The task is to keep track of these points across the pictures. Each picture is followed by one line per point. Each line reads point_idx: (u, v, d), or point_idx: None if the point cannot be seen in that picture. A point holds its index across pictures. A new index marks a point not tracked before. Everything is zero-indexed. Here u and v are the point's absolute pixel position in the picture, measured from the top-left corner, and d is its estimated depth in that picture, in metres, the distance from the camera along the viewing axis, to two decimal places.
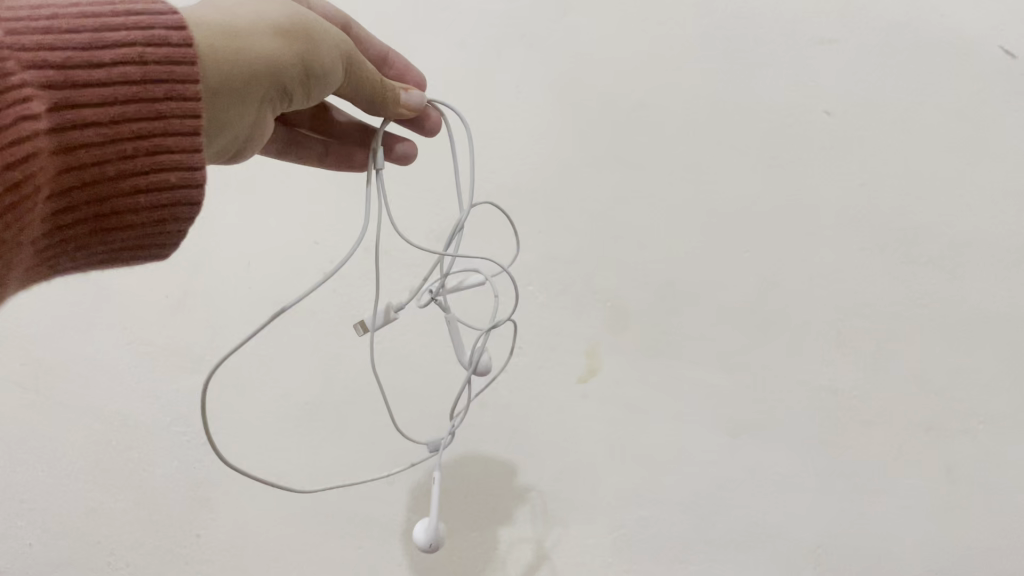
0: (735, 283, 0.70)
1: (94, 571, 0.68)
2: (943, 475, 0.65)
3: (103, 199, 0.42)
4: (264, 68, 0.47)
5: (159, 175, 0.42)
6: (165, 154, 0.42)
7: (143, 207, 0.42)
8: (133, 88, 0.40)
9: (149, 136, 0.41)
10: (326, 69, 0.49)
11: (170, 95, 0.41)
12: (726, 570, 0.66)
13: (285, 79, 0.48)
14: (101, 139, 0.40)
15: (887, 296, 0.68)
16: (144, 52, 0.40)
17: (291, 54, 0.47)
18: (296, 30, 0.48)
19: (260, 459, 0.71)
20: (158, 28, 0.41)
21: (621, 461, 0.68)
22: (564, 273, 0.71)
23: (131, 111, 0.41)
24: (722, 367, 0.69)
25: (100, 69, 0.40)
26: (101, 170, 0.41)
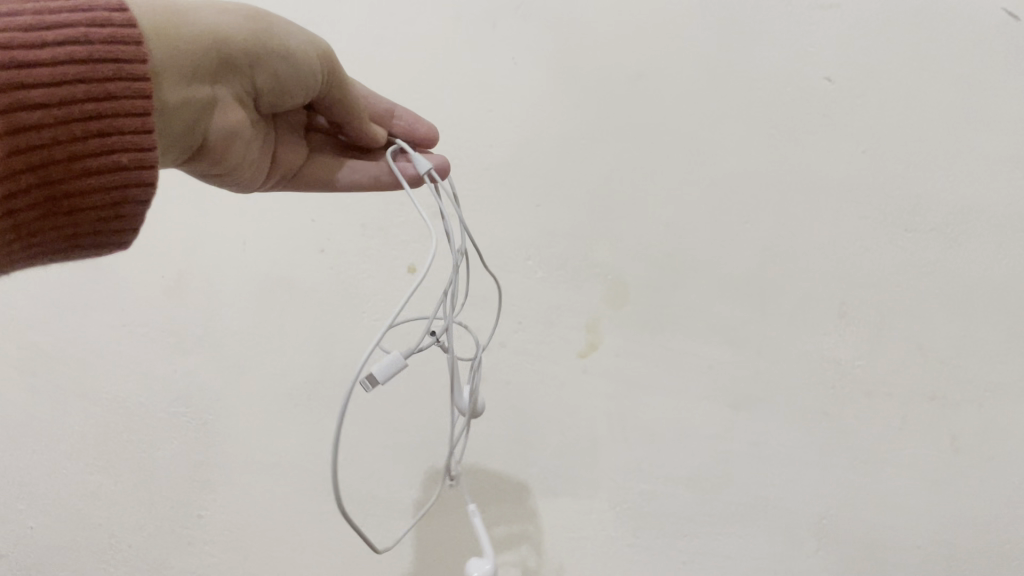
0: (737, 254, 0.68)
1: (99, 551, 0.70)
2: (948, 444, 0.65)
3: (58, 181, 0.43)
4: (210, 41, 0.49)
5: (111, 156, 0.44)
6: (117, 135, 0.44)
7: (97, 188, 0.44)
8: (81, 69, 0.42)
9: (99, 117, 0.43)
10: (286, 52, 0.52)
11: (118, 75, 0.43)
12: (727, 540, 0.67)
13: (236, 55, 0.51)
14: (52, 120, 0.42)
15: (892, 266, 0.66)
16: (89, 33, 0.42)
17: (239, 32, 0.50)
18: (249, 13, 0.51)
19: (258, 441, 0.69)
20: (100, 11, 0.43)
21: (623, 436, 0.68)
22: (564, 247, 0.69)
23: (80, 92, 0.42)
24: (725, 340, 0.67)
25: (45, 50, 0.41)
26: (54, 152, 0.42)
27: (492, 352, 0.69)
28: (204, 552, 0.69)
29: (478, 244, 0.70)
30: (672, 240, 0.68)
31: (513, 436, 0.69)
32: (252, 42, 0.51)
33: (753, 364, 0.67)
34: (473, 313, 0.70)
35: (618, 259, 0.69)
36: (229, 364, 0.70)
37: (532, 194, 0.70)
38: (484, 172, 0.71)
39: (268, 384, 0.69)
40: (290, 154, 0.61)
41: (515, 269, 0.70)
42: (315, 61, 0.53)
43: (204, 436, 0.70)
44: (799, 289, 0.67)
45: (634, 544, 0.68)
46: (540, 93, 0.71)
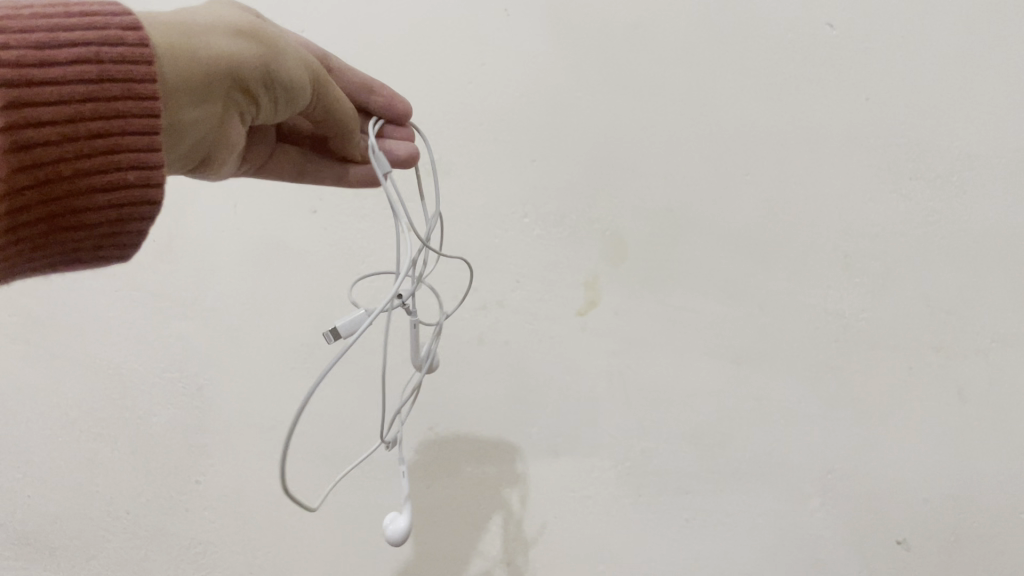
0: (738, 207, 0.66)
1: (96, 520, 0.69)
2: (955, 397, 0.64)
3: (61, 197, 0.41)
4: (225, 66, 0.46)
5: (115, 173, 0.42)
6: (122, 153, 0.41)
7: (102, 205, 0.42)
8: (89, 87, 0.40)
9: (105, 135, 0.41)
10: (291, 76, 0.49)
11: (128, 95, 0.41)
12: (731, 498, 0.66)
13: (247, 78, 0.47)
14: (56, 137, 0.39)
15: (896, 216, 0.65)
16: (100, 52, 0.40)
17: (252, 56, 0.47)
18: (257, 33, 0.48)
19: (255, 405, 0.68)
20: (113, 28, 0.40)
21: (624, 394, 0.66)
22: (561, 202, 0.68)
23: (87, 110, 0.40)
24: (726, 295, 0.66)
25: (55, 68, 0.38)
26: (57, 168, 0.40)
27: (489, 312, 0.68)
28: (203, 518, 0.68)
29: (474, 202, 0.69)
30: (671, 193, 0.67)
31: (512, 396, 0.68)
32: (263, 67, 0.48)
33: (756, 319, 0.66)
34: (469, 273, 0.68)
35: (617, 213, 0.67)
36: (223, 330, 0.69)
37: (528, 149, 0.68)
38: (478, 127, 0.69)
39: (263, 349, 0.68)
40: (259, 152, 0.59)
41: (511, 226, 0.68)
42: (309, 80, 0.51)
43: (200, 402, 0.69)
44: (802, 242, 0.66)
45: (636, 502, 0.66)
46: (533, 45, 0.69)
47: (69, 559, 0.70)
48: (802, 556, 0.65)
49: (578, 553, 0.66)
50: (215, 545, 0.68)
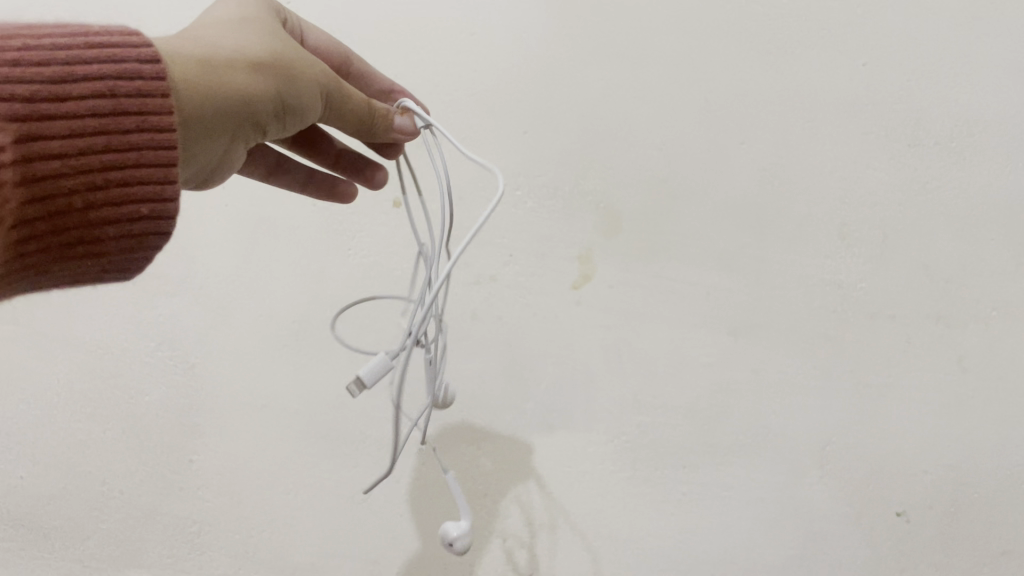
0: (734, 177, 0.65)
1: (91, 500, 0.69)
2: (955, 366, 0.63)
3: (71, 229, 0.38)
4: (240, 105, 0.43)
5: (128, 206, 0.39)
6: (136, 186, 0.39)
7: (112, 237, 0.40)
8: (101, 121, 0.37)
9: (119, 167, 0.38)
10: (303, 105, 0.46)
11: (142, 127, 0.38)
12: (730, 472, 0.65)
13: (261, 115, 0.45)
14: (69, 172, 0.37)
15: (894, 184, 0.64)
16: (115, 85, 0.37)
17: (266, 91, 0.44)
18: (274, 65, 0.45)
19: (249, 383, 0.68)
20: (130, 61, 0.38)
21: (619, 368, 0.66)
22: (554, 174, 0.67)
23: (100, 144, 0.37)
24: (723, 267, 0.65)
25: (68, 102, 0.36)
26: (68, 201, 0.37)
27: (483, 286, 0.67)
28: (197, 498, 0.68)
29: (465, 175, 0.68)
30: (666, 164, 0.66)
31: (507, 371, 0.67)
32: (277, 101, 0.45)
33: (753, 291, 0.65)
34: (462, 247, 0.67)
35: (611, 185, 0.66)
36: (214, 309, 0.68)
37: (519, 120, 0.67)
38: (468, 98, 0.68)
39: (254, 326, 0.68)
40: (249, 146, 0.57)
41: (503, 200, 0.67)
42: (321, 105, 0.48)
43: (193, 380, 0.68)
44: (799, 212, 0.64)
45: (633, 477, 0.65)
46: (523, 14, 0.67)
47: (62, 540, 0.69)
48: (803, 529, 0.64)
49: (575, 529, 0.66)
50: (209, 525, 0.68)
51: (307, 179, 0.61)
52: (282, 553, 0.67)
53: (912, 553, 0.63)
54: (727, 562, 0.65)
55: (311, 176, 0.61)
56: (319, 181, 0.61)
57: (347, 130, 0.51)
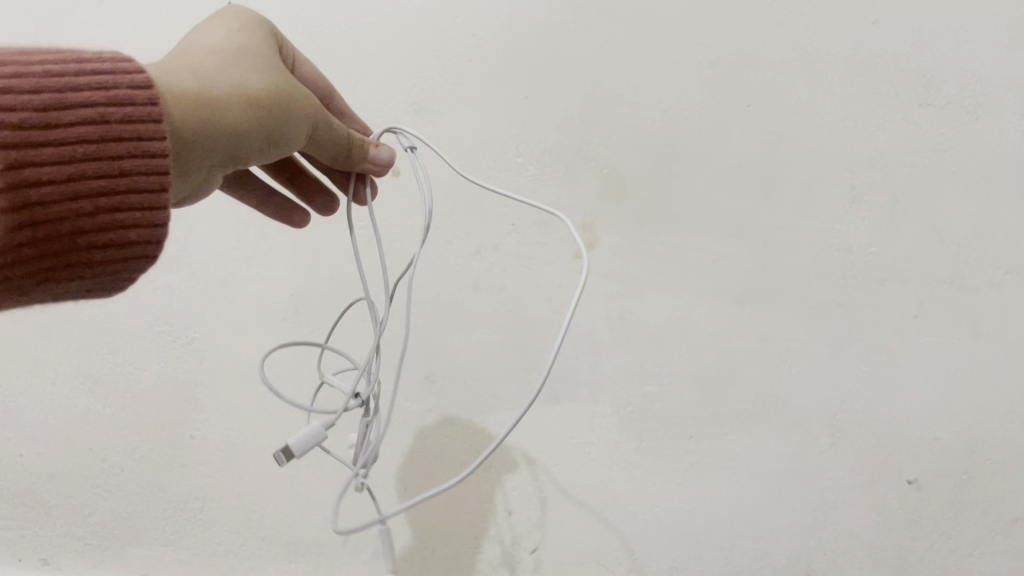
0: (739, 141, 0.63)
1: (91, 478, 0.68)
2: (967, 332, 0.62)
3: (53, 255, 0.36)
4: (230, 142, 0.42)
5: (117, 233, 0.37)
6: (126, 211, 0.37)
7: (97, 263, 0.37)
8: (93, 147, 0.35)
9: (110, 193, 0.36)
10: (291, 141, 0.45)
11: (134, 153, 0.36)
12: (737, 441, 0.64)
13: (249, 151, 0.43)
14: (58, 199, 0.35)
15: (904, 145, 0.62)
16: (107, 112, 0.36)
17: (259, 129, 0.42)
18: (273, 102, 0.43)
19: (247, 358, 0.66)
20: (122, 87, 0.36)
21: (624, 337, 0.65)
22: (556, 141, 0.65)
23: (91, 170, 0.36)
24: (729, 233, 0.64)
25: (59, 129, 0.34)
26: (56, 228, 0.35)
27: (483, 256, 0.66)
28: (198, 473, 0.67)
29: (464, 142, 0.66)
30: (670, 128, 0.64)
31: (510, 343, 0.65)
32: (267, 139, 0.43)
33: (760, 257, 0.63)
34: (462, 217, 0.66)
35: (615, 150, 0.64)
36: (211, 282, 0.67)
37: (521, 85, 0.65)
38: (468, 62, 0.66)
39: (251, 298, 0.67)
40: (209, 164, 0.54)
41: (505, 166, 0.66)
42: (306, 140, 0.46)
43: (192, 355, 0.67)
44: (807, 176, 0.63)
45: (639, 447, 0.65)
46: None
47: (64, 518, 0.69)
48: (810, 498, 0.63)
49: (580, 501, 0.65)
50: (212, 500, 0.67)
51: (268, 197, 0.58)
52: (285, 528, 0.67)
53: (921, 521, 0.63)
54: (734, 531, 0.64)
55: (272, 196, 0.58)
56: (278, 202, 0.59)
57: (329, 160, 0.49)
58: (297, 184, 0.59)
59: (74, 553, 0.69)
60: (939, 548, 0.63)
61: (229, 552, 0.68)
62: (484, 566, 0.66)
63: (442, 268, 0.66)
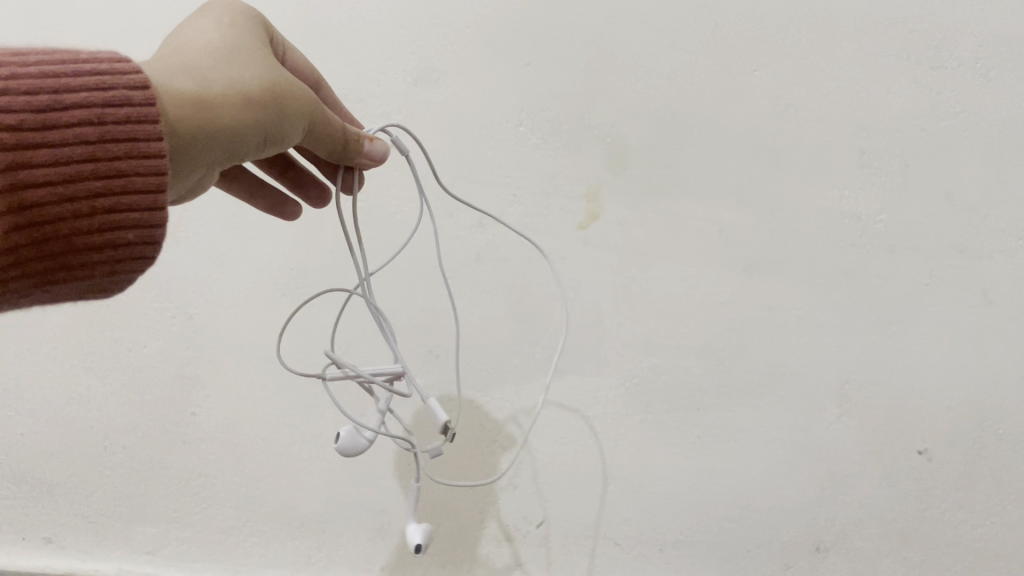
0: (747, 105, 0.62)
1: (92, 456, 0.68)
2: (980, 298, 0.61)
3: (53, 255, 0.35)
4: (228, 141, 0.40)
5: (115, 233, 0.36)
6: (123, 212, 0.35)
7: (96, 262, 0.36)
8: (89, 149, 0.34)
9: (107, 194, 0.35)
10: (290, 138, 0.43)
11: (131, 155, 0.35)
12: (745, 413, 0.63)
13: (246, 149, 0.41)
14: (55, 200, 0.33)
15: (915, 109, 0.61)
16: (104, 114, 0.34)
17: (258, 126, 0.41)
18: (269, 98, 0.41)
19: (249, 334, 0.66)
20: (120, 88, 0.35)
21: (629, 308, 0.63)
22: (561, 108, 0.63)
23: (87, 172, 0.34)
24: (736, 201, 0.62)
25: (54, 131, 0.33)
26: (52, 228, 0.34)
27: (485, 228, 0.64)
28: (201, 450, 0.67)
29: (465, 111, 0.63)
30: (676, 94, 0.62)
31: (514, 315, 0.64)
32: (265, 137, 0.41)
33: (769, 225, 0.62)
34: (465, 189, 0.64)
35: (618, 116, 0.63)
36: (210, 258, 0.66)
37: (521, 51, 0.63)
38: (467, 27, 0.63)
39: (250, 273, 0.66)
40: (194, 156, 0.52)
41: (505, 136, 0.63)
42: (306, 135, 0.44)
43: (192, 332, 0.66)
44: (814, 142, 0.62)
45: (645, 420, 0.64)
46: None
47: (66, 497, 0.68)
48: (820, 469, 0.63)
49: (586, 475, 0.64)
50: (215, 477, 0.67)
51: (258, 187, 0.57)
52: (289, 503, 0.66)
53: (932, 491, 0.62)
54: (743, 504, 0.64)
55: (263, 187, 0.57)
56: (269, 192, 0.57)
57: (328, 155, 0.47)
58: (288, 177, 0.57)
59: (76, 533, 0.68)
60: (948, 518, 0.62)
61: (232, 530, 0.67)
62: (490, 540, 0.65)
63: (443, 241, 0.64)
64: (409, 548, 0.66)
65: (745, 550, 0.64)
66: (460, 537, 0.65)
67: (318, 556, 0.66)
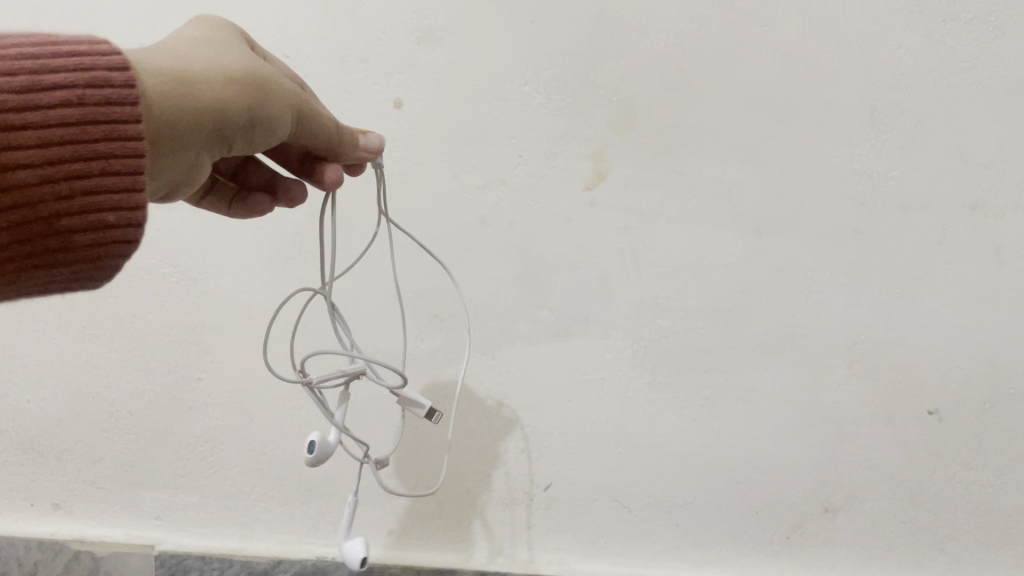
0: (756, 62, 0.61)
1: (99, 422, 0.67)
2: (991, 256, 0.61)
3: (38, 238, 0.37)
4: (209, 117, 0.41)
5: (97, 216, 0.37)
6: (104, 194, 0.37)
7: (80, 246, 0.38)
8: (70, 130, 0.36)
9: (86, 175, 0.37)
10: (275, 121, 0.44)
11: (110, 136, 0.37)
12: (755, 375, 0.63)
13: (230, 129, 0.42)
14: (36, 181, 0.35)
15: (928, 64, 0.60)
16: (84, 94, 0.36)
17: (239, 104, 0.42)
18: (249, 77, 0.42)
19: (252, 299, 0.65)
20: (99, 69, 0.36)
21: (636, 270, 0.62)
22: (566, 67, 0.61)
23: (68, 153, 0.36)
24: (745, 160, 0.61)
25: (35, 111, 0.35)
26: (34, 210, 0.36)
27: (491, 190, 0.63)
28: (207, 416, 0.67)
29: (468, 71, 0.62)
30: (684, 51, 0.61)
31: (520, 279, 0.63)
32: (248, 115, 0.42)
33: (778, 184, 0.61)
34: (470, 151, 0.63)
35: (626, 73, 0.61)
36: (211, 222, 0.65)
37: (524, 6, 0.61)
38: None
39: (253, 237, 0.65)
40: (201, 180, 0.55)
41: (512, 96, 0.62)
42: (291, 122, 0.45)
43: (195, 298, 0.66)
44: (824, 99, 0.61)
45: (653, 382, 0.63)
46: None
47: (74, 463, 0.68)
48: (829, 430, 0.63)
49: (594, 438, 0.64)
50: (222, 443, 0.67)
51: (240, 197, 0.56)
52: (296, 469, 0.66)
53: (943, 451, 0.63)
54: (752, 467, 0.63)
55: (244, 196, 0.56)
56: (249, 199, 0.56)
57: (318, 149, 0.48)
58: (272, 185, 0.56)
59: (86, 499, 0.68)
60: (957, 475, 0.63)
61: (241, 495, 0.67)
62: (498, 503, 0.65)
63: (447, 204, 0.63)
64: (415, 512, 0.66)
65: (754, 512, 0.64)
66: (466, 501, 0.65)
67: (326, 520, 0.66)
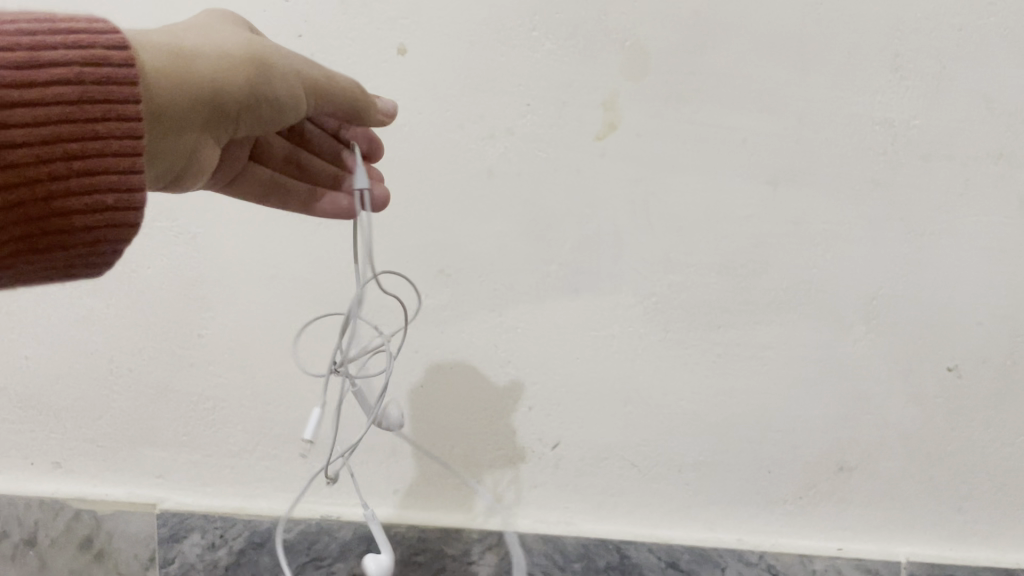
0: (774, 5, 0.58)
1: (98, 379, 0.66)
2: (1017, 207, 0.59)
3: (34, 220, 0.37)
4: (210, 92, 0.41)
5: (93, 197, 0.37)
6: (103, 175, 0.37)
7: (76, 228, 0.38)
8: (66, 108, 0.36)
9: (83, 156, 0.37)
10: (280, 95, 0.42)
11: (108, 116, 0.37)
12: (769, 331, 0.61)
13: (231, 105, 0.42)
14: (32, 160, 0.35)
15: (954, 6, 0.57)
16: (82, 72, 0.36)
17: (239, 80, 0.41)
18: (251, 54, 0.41)
19: (253, 252, 0.63)
20: (99, 47, 0.36)
21: (647, 223, 0.60)
22: (576, 11, 0.59)
23: (65, 132, 0.36)
24: (762, 109, 0.59)
25: (32, 88, 0.35)
26: (31, 191, 0.36)
27: (499, 140, 0.61)
28: (208, 372, 0.65)
29: (474, 15, 0.60)
30: None
31: (528, 232, 0.61)
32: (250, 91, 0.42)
33: (795, 134, 0.59)
34: (476, 98, 0.61)
35: (637, 17, 0.59)
36: None
37: None
38: None
39: None
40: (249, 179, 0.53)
41: (518, 42, 0.60)
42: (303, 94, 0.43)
43: (195, 252, 0.64)
44: (844, 45, 0.58)
45: (664, 338, 0.62)
46: None
47: (74, 420, 0.67)
48: (844, 386, 0.61)
49: (604, 395, 0.62)
50: (224, 400, 0.65)
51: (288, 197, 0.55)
52: (298, 427, 0.65)
53: (962, 409, 0.61)
54: (765, 424, 0.62)
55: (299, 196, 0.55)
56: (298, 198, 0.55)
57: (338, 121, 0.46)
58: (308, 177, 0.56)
59: (86, 457, 0.67)
60: (977, 434, 0.61)
61: (243, 453, 0.66)
62: (506, 461, 0.64)
63: (453, 153, 0.61)
64: (421, 470, 0.65)
65: (766, 470, 0.62)
66: (472, 458, 0.64)
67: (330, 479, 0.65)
